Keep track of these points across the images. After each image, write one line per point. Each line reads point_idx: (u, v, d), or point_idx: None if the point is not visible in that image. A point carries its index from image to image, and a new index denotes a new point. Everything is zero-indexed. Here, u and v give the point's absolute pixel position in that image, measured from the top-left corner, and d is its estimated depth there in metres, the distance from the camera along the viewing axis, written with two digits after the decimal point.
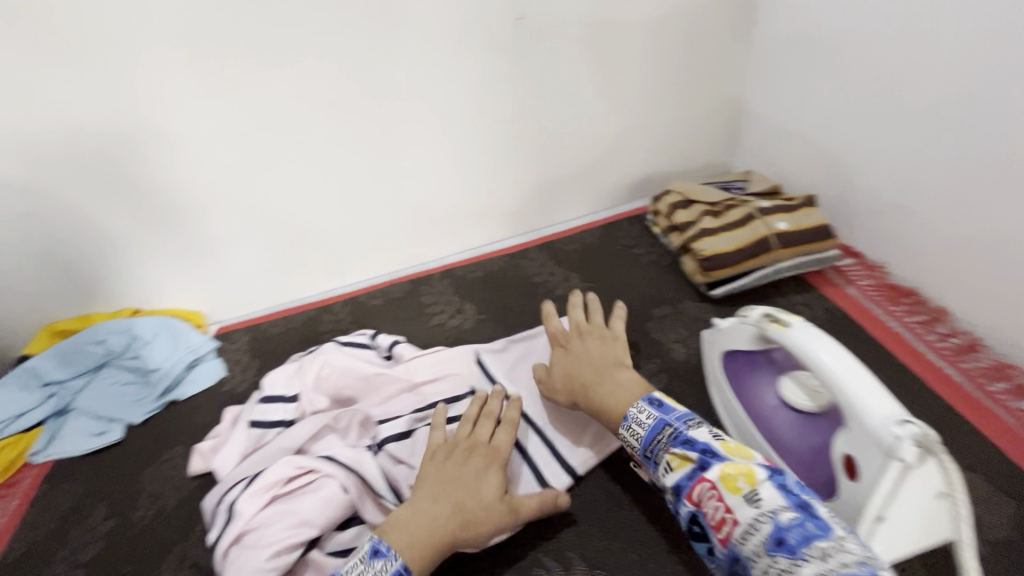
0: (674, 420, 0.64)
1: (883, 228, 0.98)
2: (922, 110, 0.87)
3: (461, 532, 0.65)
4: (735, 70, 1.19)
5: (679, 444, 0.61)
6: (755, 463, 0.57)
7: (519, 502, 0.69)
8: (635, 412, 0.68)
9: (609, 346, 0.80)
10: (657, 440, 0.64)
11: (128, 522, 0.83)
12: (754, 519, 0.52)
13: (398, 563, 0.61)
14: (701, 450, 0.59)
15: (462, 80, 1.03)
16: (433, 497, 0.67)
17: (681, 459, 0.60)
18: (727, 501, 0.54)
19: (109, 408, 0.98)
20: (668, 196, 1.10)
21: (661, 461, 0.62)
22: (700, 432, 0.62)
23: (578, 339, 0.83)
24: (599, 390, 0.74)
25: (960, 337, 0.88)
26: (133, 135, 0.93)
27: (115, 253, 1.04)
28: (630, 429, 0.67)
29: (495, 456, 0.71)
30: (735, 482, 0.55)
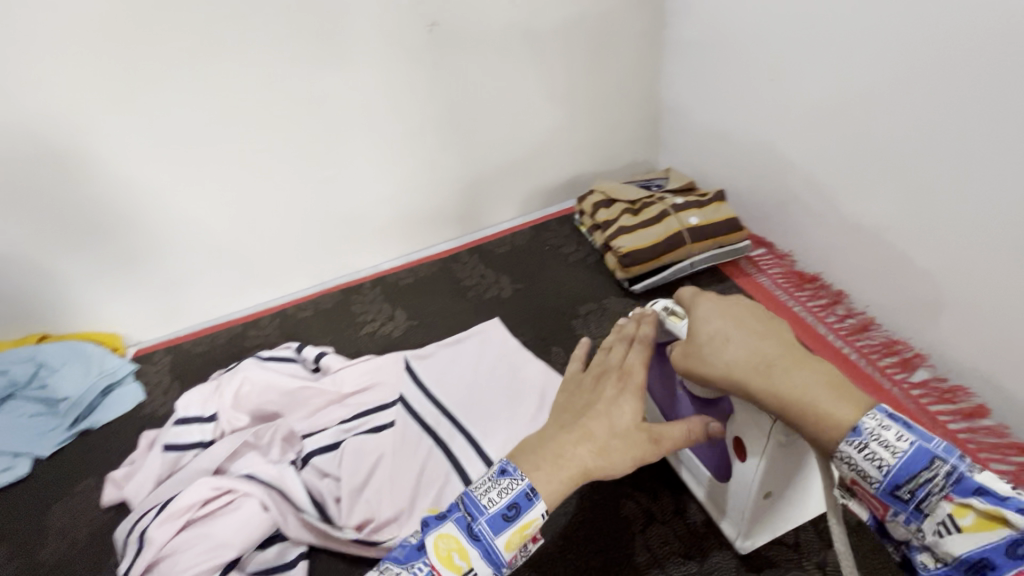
0: (947, 453, 0.42)
1: (788, 218, 1.04)
2: (812, 106, 0.92)
3: (594, 462, 0.53)
4: (651, 72, 1.24)
5: (964, 492, 0.41)
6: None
7: (663, 432, 0.55)
8: (874, 423, 0.44)
9: (780, 327, 0.54)
10: (922, 478, 0.42)
11: (33, 561, 0.78)
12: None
13: (524, 485, 0.51)
14: (1019, 512, 0.39)
15: (379, 86, 1.02)
16: (571, 423, 0.55)
17: (975, 518, 0.40)
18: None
19: (13, 443, 0.92)
20: (591, 196, 1.13)
21: (933, 512, 0.42)
22: (995, 480, 0.41)
23: (729, 303, 0.57)
24: (789, 381, 0.48)
25: (856, 317, 0.94)
26: (23, 152, 0.88)
27: (13, 278, 0.98)
28: (863, 450, 0.44)
29: (628, 380, 0.57)
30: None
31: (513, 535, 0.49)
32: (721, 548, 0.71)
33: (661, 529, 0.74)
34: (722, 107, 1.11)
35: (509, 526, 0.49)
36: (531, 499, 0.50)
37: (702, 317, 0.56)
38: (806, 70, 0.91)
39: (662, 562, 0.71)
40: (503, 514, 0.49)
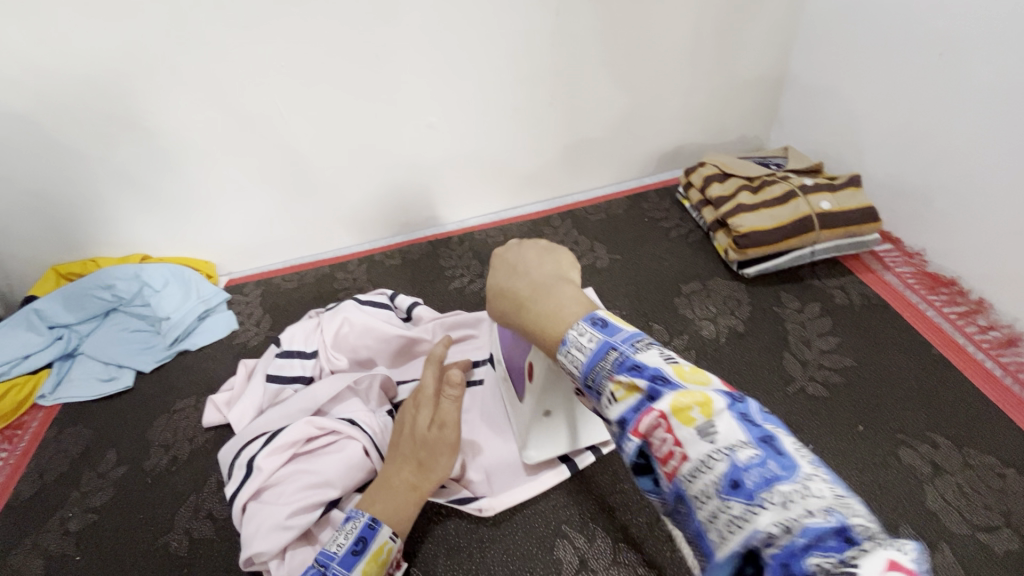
0: (621, 341, 0.40)
1: (924, 213, 0.94)
2: (986, 88, 0.81)
3: (417, 477, 0.64)
4: (784, 38, 1.12)
5: (621, 369, 0.39)
6: (711, 388, 0.37)
7: (448, 418, 0.65)
8: (575, 334, 0.42)
9: (550, 263, 0.53)
10: (596, 368, 0.40)
11: (140, 470, 0.82)
12: (706, 455, 0.34)
13: (366, 519, 0.61)
14: (650, 376, 0.37)
15: (496, 29, 0.96)
16: (394, 455, 0.66)
17: (626, 388, 0.38)
18: (676, 434, 0.35)
19: (117, 354, 0.96)
20: (703, 168, 1.08)
21: (603, 392, 0.40)
22: (652, 354, 0.39)
23: (514, 252, 0.55)
24: (539, 307, 0.47)
25: (1001, 330, 0.85)
26: (143, 69, 0.87)
27: (124, 194, 1.00)
28: (567, 357, 0.42)
29: (418, 397, 0.67)
30: (686, 412, 0.35)
31: (368, 564, 0.59)
32: None
33: None
34: (863, 83, 1.00)
35: (360, 559, 0.59)
36: (373, 528, 0.60)
37: (494, 272, 0.55)
38: (990, 44, 0.79)
39: None
40: (351, 550, 0.59)
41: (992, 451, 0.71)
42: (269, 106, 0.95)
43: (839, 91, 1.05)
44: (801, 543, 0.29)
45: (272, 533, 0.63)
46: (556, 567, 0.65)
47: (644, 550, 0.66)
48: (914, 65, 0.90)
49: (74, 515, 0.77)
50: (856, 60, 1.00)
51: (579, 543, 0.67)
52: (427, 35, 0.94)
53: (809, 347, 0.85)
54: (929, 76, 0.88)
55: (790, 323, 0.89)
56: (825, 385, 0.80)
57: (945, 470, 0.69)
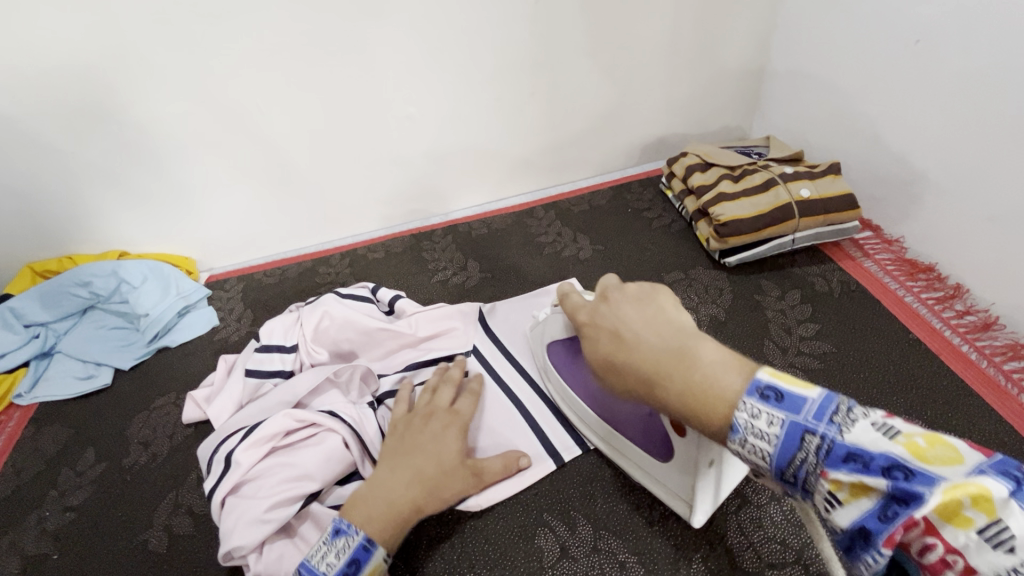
0: (816, 421, 0.40)
1: (903, 200, 0.95)
2: (964, 75, 0.81)
3: (426, 497, 0.62)
4: (765, 27, 1.12)
5: (835, 465, 0.39)
6: (967, 469, 0.35)
7: (479, 467, 0.68)
8: (744, 416, 0.43)
9: (664, 322, 0.56)
10: (797, 459, 0.41)
11: (119, 467, 0.81)
12: (1003, 569, 0.33)
13: (362, 539, 0.58)
14: (883, 472, 0.37)
15: (476, 19, 0.95)
16: (403, 466, 0.63)
17: (851, 490, 0.38)
18: (947, 538, 0.34)
19: (97, 351, 0.95)
20: (685, 158, 1.08)
21: (818, 490, 0.40)
22: (863, 435, 0.39)
23: (611, 317, 0.61)
24: (688, 377, 0.48)
25: (977, 315, 0.86)
26: (116, 62, 0.85)
27: (100, 189, 0.98)
28: (744, 444, 0.44)
29: (455, 421, 0.69)
30: (958, 513, 0.34)
31: None
32: None
33: (756, 513, 0.66)
34: (843, 71, 1.00)
35: None
36: (368, 550, 0.58)
37: (594, 326, 0.62)
38: (966, 30, 0.79)
39: (758, 547, 0.64)
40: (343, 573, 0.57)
41: (967, 433, 0.72)
42: (246, 98, 0.94)
43: (819, 80, 1.05)
44: None
45: (250, 527, 0.62)
46: (537, 556, 0.65)
47: (624, 537, 0.66)
48: (893, 52, 0.90)
49: (51, 514, 0.76)
50: (835, 48, 1.00)
51: (560, 532, 0.67)
52: (406, 26, 0.93)
53: (789, 334, 0.86)
54: (908, 63, 0.88)
55: (771, 311, 0.90)
56: (805, 372, 0.81)
57: None
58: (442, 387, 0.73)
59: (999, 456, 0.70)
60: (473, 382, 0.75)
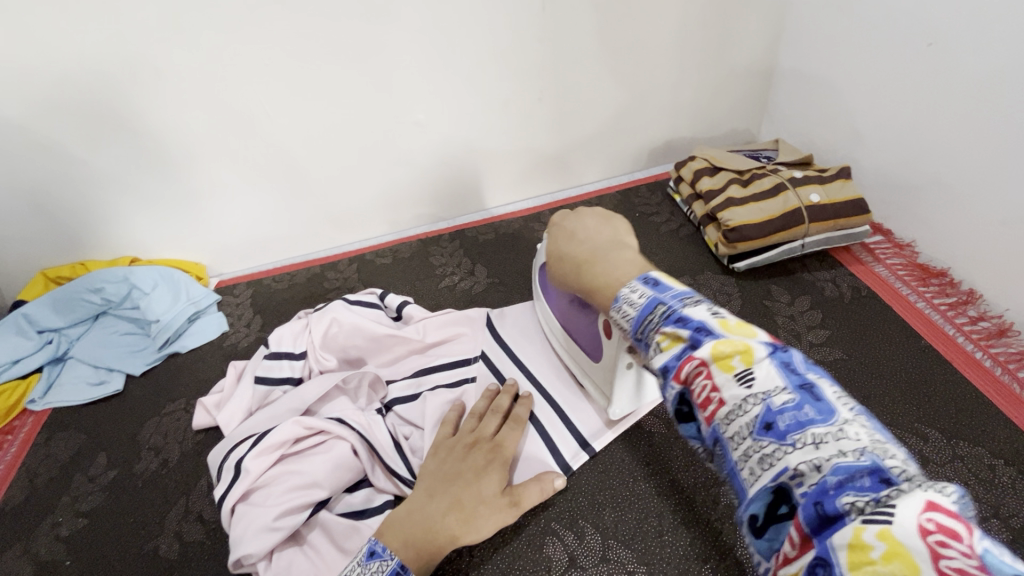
0: (670, 297, 0.42)
1: (914, 204, 0.94)
2: (976, 78, 0.80)
3: (461, 528, 0.59)
4: (773, 30, 1.12)
5: (670, 322, 0.41)
6: (755, 341, 0.38)
7: (518, 495, 0.64)
8: (626, 292, 0.45)
9: (607, 230, 0.59)
10: (647, 321, 0.42)
11: (130, 473, 0.81)
12: (741, 400, 0.35)
13: (393, 565, 0.55)
14: (695, 328, 0.39)
15: (482, 26, 0.96)
16: (444, 492, 0.61)
17: (671, 339, 0.40)
18: (716, 379, 0.37)
19: (108, 357, 0.96)
20: (693, 162, 1.07)
21: (651, 343, 0.42)
22: (699, 308, 0.41)
23: (572, 221, 0.63)
24: (594, 268, 0.52)
25: (991, 321, 0.84)
26: (127, 71, 0.86)
27: (111, 197, 0.99)
28: (620, 313, 0.45)
29: (499, 454, 0.66)
30: (727, 360, 0.37)
31: None
32: None
33: None
34: (852, 74, 0.99)
35: None
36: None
37: (554, 235, 0.64)
38: (979, 33, 0.78)
39: None
40: None
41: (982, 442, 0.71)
42: (255, 105, 0.94)
43: (829, 83, 1.04)
44: (833, 481, 0.30)
45: (259, 535, 0.63)
46: (546, 565, 0.65)
47: (632, 547, 0.66)
48: (904, 55, 0.89)
49: (64, 520, 0.77)
50: (845, 51, 0.99)
51: (568, 540, 0.67)
52: (413, 33, 0.93)
53: (799, 340, 0.85)
54: (918, 66, 0.87)
55: (780, 317, 0.89)
56: None
57: (935, 462, 0.69)
58: (487, 416, 0.71)
59: (1015, 466, 0.69)
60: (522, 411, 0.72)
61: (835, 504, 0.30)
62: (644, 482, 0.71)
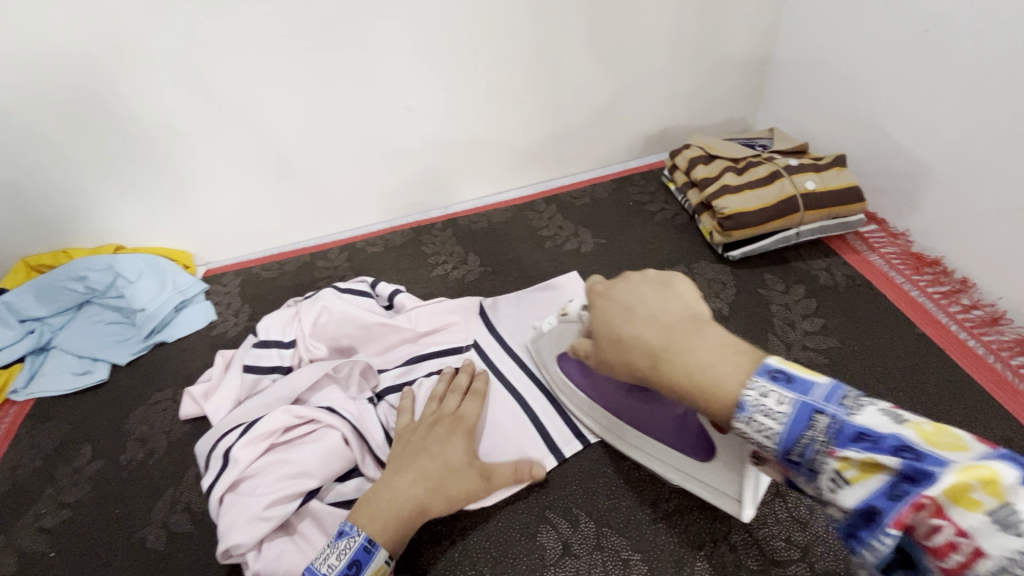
0: (825, 402, 0.42)
1: (909, 193, 0.94)
2: (973, 65, 0.80)
3: (428, 496, 0.61)
4: (770, 16, 1.10)
5: (845, 444, 0.40)
6: (977, 455, 0.37)
7: (490, 469, 0.67)
8: (753, 395, 0.44)
9: (675, 305, 0.55)
10: (805, 438, 0.42)
11: (116, 464, 0.80)
12: (1012, 552, 0.34)
13: (362, 540, 0.57)
14: (894, 450, 0.38)
15: (476, 9, 0.94)
16: (407, 465, 0.63)
17: (861, 468, 0.39)
18: (955, 519, 0.35)
19: (93, 347, 0.94)
20: (688, 150, 1.07)
21: (824, 469, 0.41)
22: (875, 421, 0.40)
23: (627, 295, 0.58)
24: (679, 362, 0.49)
25: (984, 309, 0.85)
26: (110, 53, 0.83)
27: (93, 182, 0.96)
28: (749, 423, 0.44)
29: (460, 425, 0.69)
30: (967, 494, 0.35)
31: None
32: (825, 531, 0.64)
33: (761, 510, 0.66)
34: (849, 61, 0.98)
35: None
36: (369, 551, 0.57)
37: (607, 317, 0.58)
38: (977, 20, 0.78)
39: (762, 544, 0.63)
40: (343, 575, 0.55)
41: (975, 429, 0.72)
42: (242, 89, 0.92)
43: (825, 70, 1.03)
44: None
45: (249, 525, 0.62)
46: (540, 553, 0.65)
47: (627, 534, 0.65)
48: (901, 43, 0.88)
49: (48, 511, 0.75)
50: (841, 39, 0.98)
51: (562, 529, 0.66)
52: (405, 16, 0.91)
53: (793, 329, 0.85)
54: (915, 54, 0.87)
55: (775, 305, 0.89)
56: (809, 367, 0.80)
57: None
58: (448, 395, 0.73)
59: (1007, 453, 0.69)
60: (478, 384, 0.74)
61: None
62: (639, 470, 0.71)
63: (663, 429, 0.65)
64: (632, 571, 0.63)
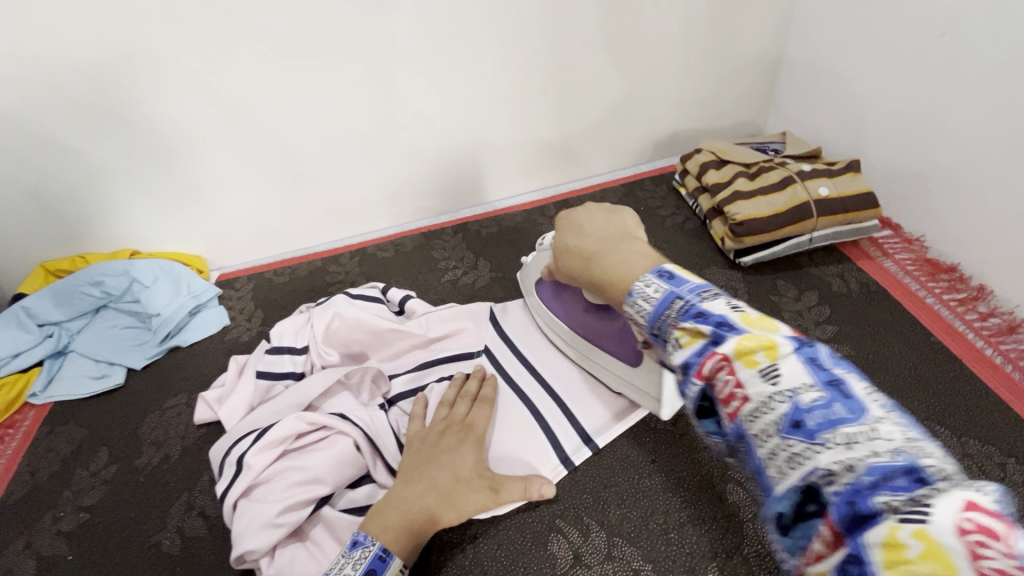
0: (687, 291, 0.38)
1: (924, 198, 0.93)
2: (990, 70, 0.79)
3: (438, 506, 0.62)
4: (782, 19, 1.09)
5: (688, 317, 0.36)
6: (779, 335, 0.34)
7: (497, 480, 0.66)
8: (642, 286, 0.41)
9: (618, 224, 0.55)
10: (662, 318, 0.38)
11: (131, 468, 0.81)
12: (767, 396, 0.31)
13: (376, 549, 0.57)
14: (715, 323, 0.35)
15: (485, 15, 0.94)
16: (416, 476, 0.63)
17: (690, 335, 0.36)
18: (738, 374, 0.33)
19: (109, 351, 0.95)
20: (699, 155, 1.06)
21: (668, 340, 0.37)
22: (718, 303, 0.36)
23: (581, 215, 0.59)
24: (604, 262, 0.49)
25: (1001, 317, 0.83)
26: (126, 63, 0.85)
27: (110, 189, 0.98)
28: (634, 310, 0.41)
29: (469, 434, 0.69)
30: (750, 355, 0.33)
31: None
32: None
33: None
34: (862, 65, 0.97)
35: None
36: (383, 560, 0.57)
37: (563, 236, 0.60)
38: (993, 24, 0.77)
39: (775, 556, 0.63)
40: None
41: (992, 440, 0.70)
42: (254, 96, 0.93)
43: (838, 73, 1.02)
44: (867, 482, 0.27)
45: (262, 531, 0.62)
46: (550, 562, 0.65)
47: (638, 544, 0.65)
48: (915, 46, 0.87)
49: (66, 514, 0.77)
50: (855, 42, 0.97)
51: (572, 538, 0.66)
52: (415, 24, 0.92)
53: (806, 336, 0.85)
54: (930, 58, 0.86)
55: (787, 312, 0.88)
56: None
57: None
58: (457, 402, 0.73)
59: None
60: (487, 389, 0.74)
61: (871, 505, 0.26)
62: (649, 479, 0.71)
63: (607, 342, 0.73)
64: None
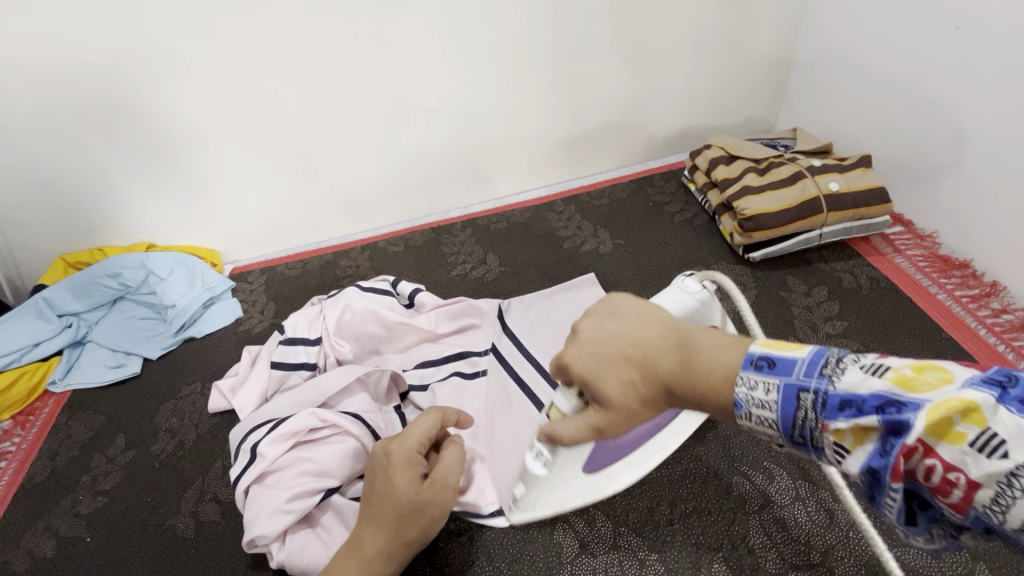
0: (808, 378, 0.40)
1: (937, 194, 0.92)
2: (1003, 64, 0.78)
3: (396, 538, 0.59)
4: (794, 15, 1.09)
5: (833, 414, 0.38)
6: (960, 386, 0.35)
7: (441, 476, 0.60)
8: (745, 391, 0.42)
9: (646, 324, 0.49)
10: (799, 420, 0.40)
11: (147, 454, 0.83)
12: (1007, 475, 0.32)
13: None
14: (876, 410, 0.36)
15: (496, 13, 0.95)
16: (365, 513, 0.59)
17: (854, 434, 0.37)
18: (943, 455, 0.34)
19: (126, 341, 0.97)
20: (709, 150, 1.06)
21: (825, 445, 0.39)
22: (852, 382, 0.38)
23: (596, 332, 0.50)
24: (692, 375, 0.44)
25: (1015, 314, 0.83)
26: (144, 59, 0.87)
27: (127, 182, 1.00)
28: (752, 417, 0.42)
29: (399, 448, 0.60)
30: (951, 429, 0.34)
31: None
32: (844, 536, 0.63)
33: (779, 513, 0.65)
34: (875, 61, 0.96)
35: None
36: None
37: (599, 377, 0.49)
38: (1008, 17, 0.76)
39: (780, 548, 0.63)
40: None
41: None
42: (269, 93, 0.95)
43: (850, 69, 1.02)
44: None
45: (272, 517, 0.64)
46: (556, 551, 0.65)
47: (643, 534, 0.66)
48: (927, 42, 0.87)
49: (85, 498, 0.79)
50: (867, 38, 0.97)
51: (579, 527, 0.67)
52: (425, 21, 0.93)
53: (814, 331, 0.85)
54: (943, 53, 0.85)
55: (796, 308, 0.88)
56: None
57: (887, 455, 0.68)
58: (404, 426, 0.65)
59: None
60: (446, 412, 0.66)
61: None
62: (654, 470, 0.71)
63: None
64: (649, 570, 0.63)
